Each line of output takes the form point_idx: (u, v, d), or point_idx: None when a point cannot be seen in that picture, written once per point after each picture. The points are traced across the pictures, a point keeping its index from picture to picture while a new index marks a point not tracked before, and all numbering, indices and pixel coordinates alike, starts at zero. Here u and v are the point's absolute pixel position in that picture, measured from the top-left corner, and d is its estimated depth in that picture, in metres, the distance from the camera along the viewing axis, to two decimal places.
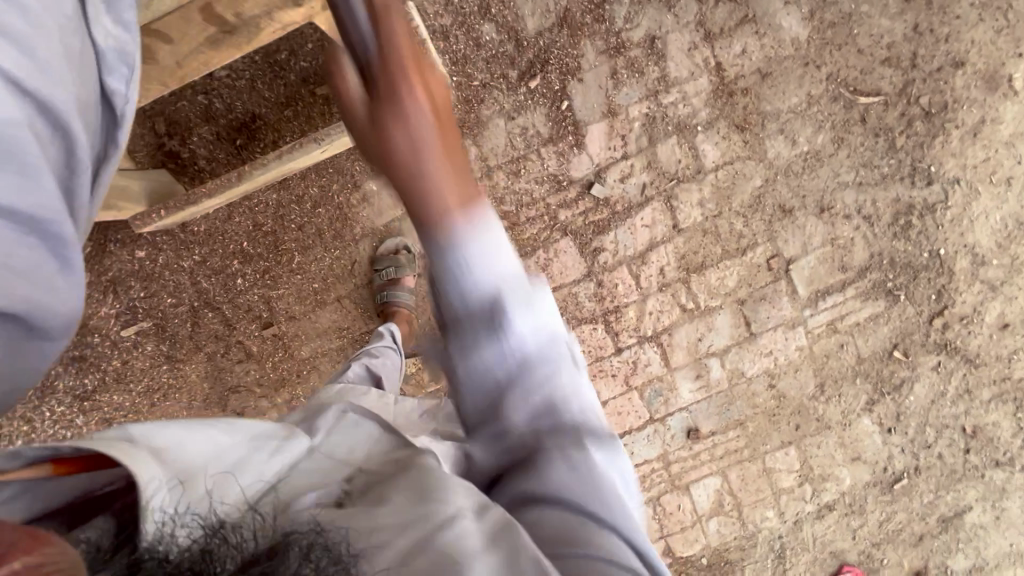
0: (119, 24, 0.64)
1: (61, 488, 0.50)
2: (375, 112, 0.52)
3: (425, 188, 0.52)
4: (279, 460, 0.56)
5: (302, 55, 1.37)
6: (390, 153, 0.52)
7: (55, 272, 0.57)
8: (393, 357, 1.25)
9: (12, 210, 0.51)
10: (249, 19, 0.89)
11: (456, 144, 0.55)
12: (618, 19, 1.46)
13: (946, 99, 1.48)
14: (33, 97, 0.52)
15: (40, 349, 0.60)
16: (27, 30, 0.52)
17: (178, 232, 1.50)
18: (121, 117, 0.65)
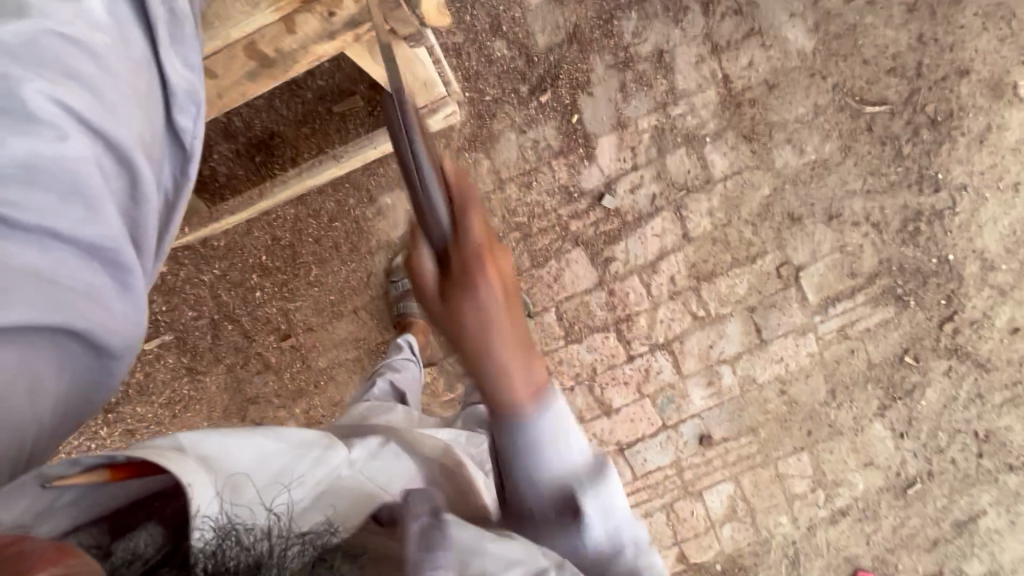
0: (186, 66, 0.67)
1: (113, 497, 0.52)
2: (454, 297, 0.68)
3: (496, 368, 0.68)
4: (319, 470, 0.63)
5: (319, 75, 1.43)
6: (469, 342, 0.68)
7: (118, 298, 0.59)
8: (413, 370, 1.27)
9: (76, 238, 0.55)
10: (288, 53, 0.93)
11: (519, 325, 0.71)
12: (626, 34, 1.49)
13: (951, 107, 1.50)
14: (101, 135, 0.58)
15: (105, 369, 0.61)
16: (95, 73, 0.58)
17: (199, 247, 1.54)
18: (189, 149, 0.68)
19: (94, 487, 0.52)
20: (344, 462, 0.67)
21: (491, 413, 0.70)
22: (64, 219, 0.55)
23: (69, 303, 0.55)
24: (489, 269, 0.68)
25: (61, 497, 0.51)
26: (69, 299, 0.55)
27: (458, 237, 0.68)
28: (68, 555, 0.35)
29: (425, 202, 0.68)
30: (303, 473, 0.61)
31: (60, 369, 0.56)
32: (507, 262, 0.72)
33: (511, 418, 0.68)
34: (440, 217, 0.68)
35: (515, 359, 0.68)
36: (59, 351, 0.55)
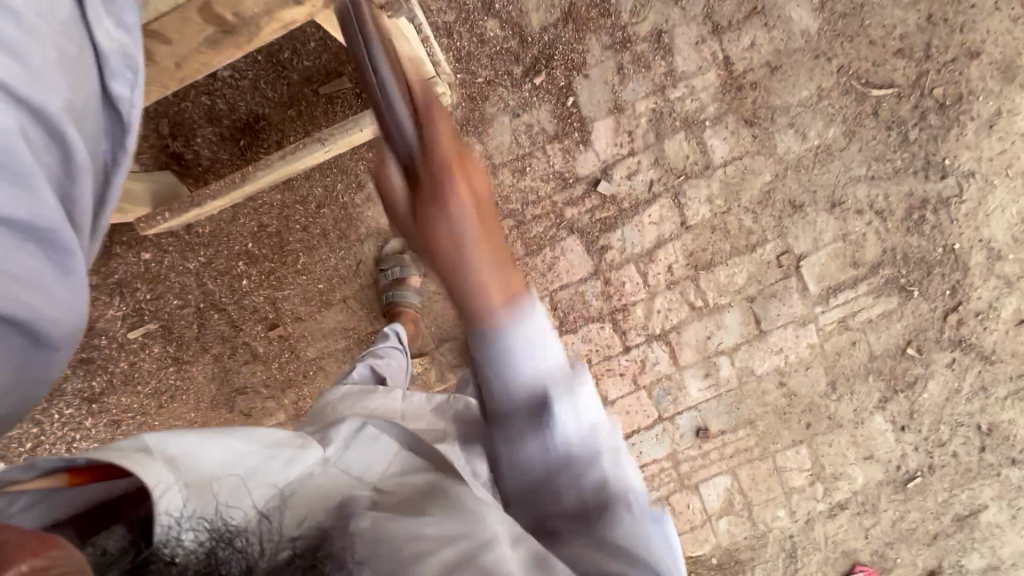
0: (118, 26, 0.61)
1: (71, 501, 0.49)
2: (421, 194, 0.60)
3: (472, 281, 0.59)
4: (294, 471, 0.59)
5: (305, 54, 1.36)
6: (443, 257, 0.60)
7: (54, 282, 0.55)
8: (399, 358, 1.24)
9: (10, 220, 0.50)
10: (249, 19, 0.87)
11: (496, 237, 0.62)
12: (624, 13, 1.43)
13: (960, 91, 1.45)
14: (27, 103, 0.51)
15: (44, 363, 0.57)
16: (16, 32, 0.50)
17: (183, 234, 1.49)
18: (128, 120, 0.62)
19: (51, 490, 0.49)
20: (319, 462, 0.62)
21: (462, 320, 0.61)
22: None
23: (2, 294, 0.49)
24: (461, 185, 0.60)
25: (16, 502, 0.49)
26: (8, 287, 0.50)
27: (423, 128, 0.62)
28: (50, 548, 0.31)
29: (384, 107, 0.62)
30: (273, 473, 0.58)
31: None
32: (482, 175, 0.64)
33: (484, 330, 0.59)
34: (401, 117, 0.61)
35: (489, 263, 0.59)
36: None
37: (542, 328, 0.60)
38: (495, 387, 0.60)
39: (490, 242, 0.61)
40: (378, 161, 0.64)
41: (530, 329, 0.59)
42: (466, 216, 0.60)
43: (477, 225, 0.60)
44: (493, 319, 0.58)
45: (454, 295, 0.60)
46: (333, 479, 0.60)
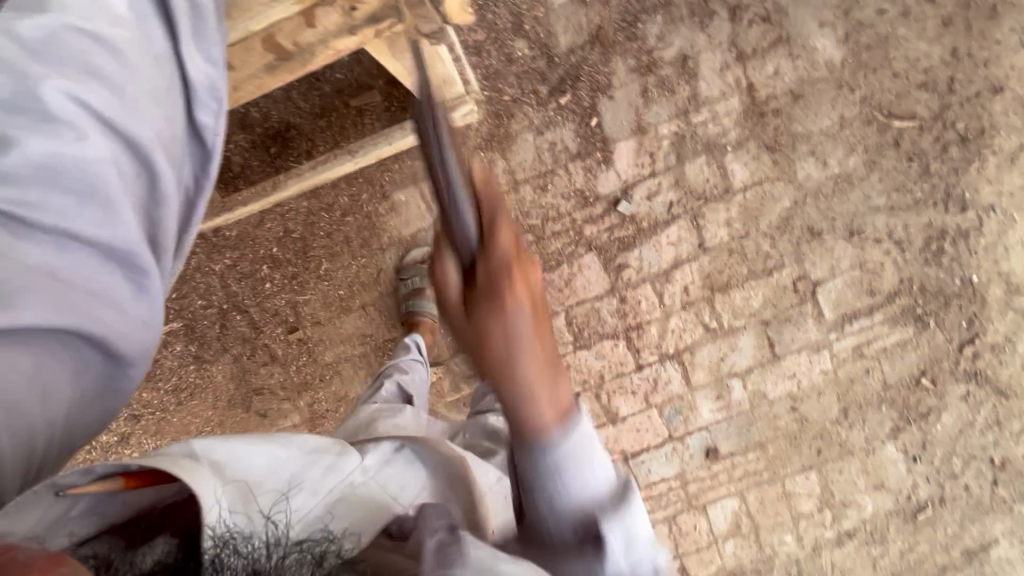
0: (208, 61, 0.64)
1: (126, 503, 0.52)
2: (477, 316, 0.66)
3: (522, 392, 0.66)
4: (331, 478, 0.62)
5: (338, 66, 1.41)
6: (493, 358, 0.66)
7: (133, 303, 0.58)
8: (421, 372, 1.26)
9: (94, 240, 0.54)
10: (306, 47, 0.92)
11: (546, 340, 0.69)
12: (650, 37, 1.46)
13: (983, 125, 1.46)
14: (120, 133, 0.56)
15: (122, 375, 0.59)
16: (117, 70, 0.57)
17: (212, 237, 1.55)
18: (212, 149, 0.65)
19: (109, 493, 0.51)
20: (357, 468, 0.66)
21: (513, 435, 0.69)
22: (82, 222, 0.53)
23: (80, 302, 0.53)
24: (518, 285, 0.65)
25: (74, 507, 0.50)
26: (78, 300, 0.53)
27: (486, 241, 0.66)
28: (57, 564, 0.33)
29: (452, 214, 0.65)
30: (311, 481, 0.60)
31: (76, 374, 0.55)
32: (536, 273, 0.69)
33: (533, 447, 0.67)
34: (467, 226, 0.66)
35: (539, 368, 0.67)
36: (73, 361, 0.54)
37: (581, 449, 0.67)
38: (529, 470, 0.67)
39: (546, 377, 0.68)
40: (437, 254, 0.70)
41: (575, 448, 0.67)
42: (519, 328, 0.66)
43: (530, 325, 0.67)
44: (544, 432, 0.66)
45: (510, 411, 0.68)
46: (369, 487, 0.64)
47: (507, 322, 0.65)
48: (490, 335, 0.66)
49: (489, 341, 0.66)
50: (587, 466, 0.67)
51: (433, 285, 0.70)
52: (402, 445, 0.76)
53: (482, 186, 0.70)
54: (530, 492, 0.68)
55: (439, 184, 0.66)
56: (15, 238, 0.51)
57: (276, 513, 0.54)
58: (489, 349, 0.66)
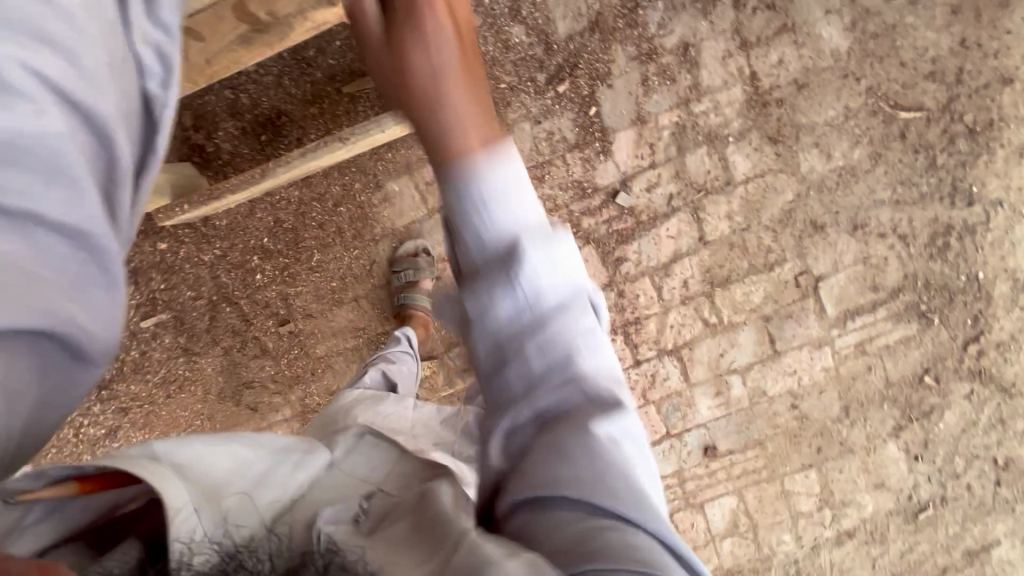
0: (157, 26, 0.57)
1: (84, 507, 0.49)
2: (398, 41, 0.56)
3: (447, 117, 0.54)
4: (299, 475, 0.58)
5: (330, 53, 1.36)
6: (413, 95, 0.55)
7: (95, 288, 0.54)
8: (409, 363, 1.23)
9: (61, 224, 0.50)
10: (282, 18, 0.90)
11: (476, 83, 0.57)
12: (651, 24, 1.42)
13: (991, 118, 1.42)
14: (81, 109, 0.50)
15: (82, 372, 0.57)
16: (69, 35, 0.49)
17: (200, 226, 1.50)
18: (161, 123, 0.59)
19: (62, 498, 0.49)
20: (324, 467, 0.62)
21: (434, 163, 0.54)
22: (44, 206, 0.48)
23: (48, 299, 0.49)
24: (439, 4, 0.56)
25: (28, 515, 0.48)
26: (48, 296, 0.49)
27: (398, 11, 0.57)
28: None
29: None
30: (282, 478, 0.57)
31: (40, 374, 0.52)
32: (467, 14, 0.60)
33: (457, 166, 0.52)
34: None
35: (468, 114, 0.54)
36: (32, 355, 0.50)
37: (515, 176, 0.52)
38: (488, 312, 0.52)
39: (479, 127, 0.54)
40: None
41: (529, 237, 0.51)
42: (446, 47, 0.56)
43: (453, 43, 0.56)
44: (468, 153, 0.52)
45: (427, 138, 0.55)
46: (335, 481, 0.61)
47: (432, 53, 0.55)
48: (411, 58, 0.55)
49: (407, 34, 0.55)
50: (516, 203, 0.51)
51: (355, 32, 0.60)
52: (361, 433, 0.71)
53: None
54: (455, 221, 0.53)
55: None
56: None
57: (259, 512, 0.52)
58: (410, 59, 0.55)
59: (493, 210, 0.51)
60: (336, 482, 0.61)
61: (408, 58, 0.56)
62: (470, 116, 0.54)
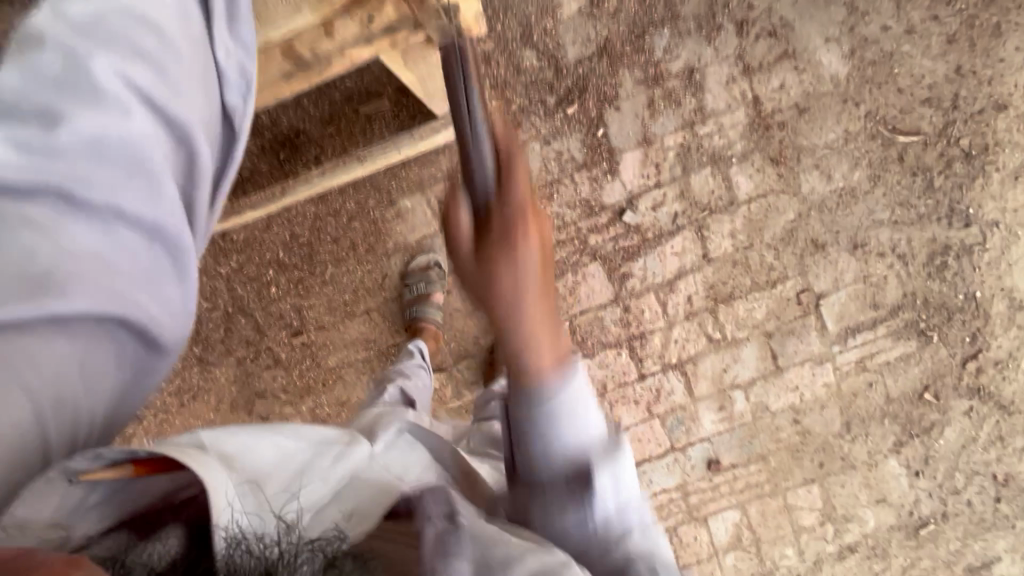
0: (237, 43, 0.73)
1: (142, 492, 0.55)
2: (489, 254, 0.66)
3: (524, 333, 0.67)
4: (339, 467, 0.64)
5: (348, 76, 1.35)
6: (504, 304, 0.67)
7: (166, 277, 0.65)
8: (423, 377, 1.26)
9: (138, 217, 0.62)
10: (322, 55, 0.94)
11: (549, 294, 0.70)
12: (657, 50, 1.47)
13: (987, 142, 1.46)
14: (162, 111, 0.64)
15: (156, 361, 0.67)
16: (159, 51, 0.64)
17: (219, 240, 1.56)
18: (239, 129, 0.74)
19: (121, 481, 0.55)
20: (364, 457, 0.68)
21: (511, 370, 0.70)
22: (128, 196, 0.61)
23: (123, 285, 0.61)
24: (532, 229, 0.66)
25: (91, 494, 0.53)
26: (123, 281, 0.61)
27: (504, 183, 0.66)
28: (74, 566, 0.33)
29: (470, 144, 0.65)
30: (323, 469, 0.63)
31: (117, 360, 0.63)
32: (548, 223, 0.70)
33: (532, 377, 0.68)
34: (485, 156, 0.65)
35: (540, 316, 0.68)
36: (112, 336, 0.61)
37: (579, 391, 0.69)
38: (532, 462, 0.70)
39: (548, 327, 0.69)
40: (450, 198, 0.70)
41: (574, 388, 0.69)
42: (532, 270, 0.67)
43: (540, 272, 0.67)
44: (541, 376, 0.68)
45: (509, 334, 0.68)
46: (376, 476, 0.66)
47: (523, 258, 0.66)
48: (502, 276, 0.66)
49: (499, 268, 0.65)
50: (582, 414, 0.69)
51: (444, 224, 0.69)
52: (400, 429, 0.80)
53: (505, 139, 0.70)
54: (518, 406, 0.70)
55: (462, 123, 0.65)
56: (74, 212, 0.59)
57: (287, 512, 0.56)
58: (496, 308, 0.67)
59: (557, 418, 0.68)
60: (371, 470, 0.67)
61: (497, 268, 0.66)
62: (543, 313, 0.68)
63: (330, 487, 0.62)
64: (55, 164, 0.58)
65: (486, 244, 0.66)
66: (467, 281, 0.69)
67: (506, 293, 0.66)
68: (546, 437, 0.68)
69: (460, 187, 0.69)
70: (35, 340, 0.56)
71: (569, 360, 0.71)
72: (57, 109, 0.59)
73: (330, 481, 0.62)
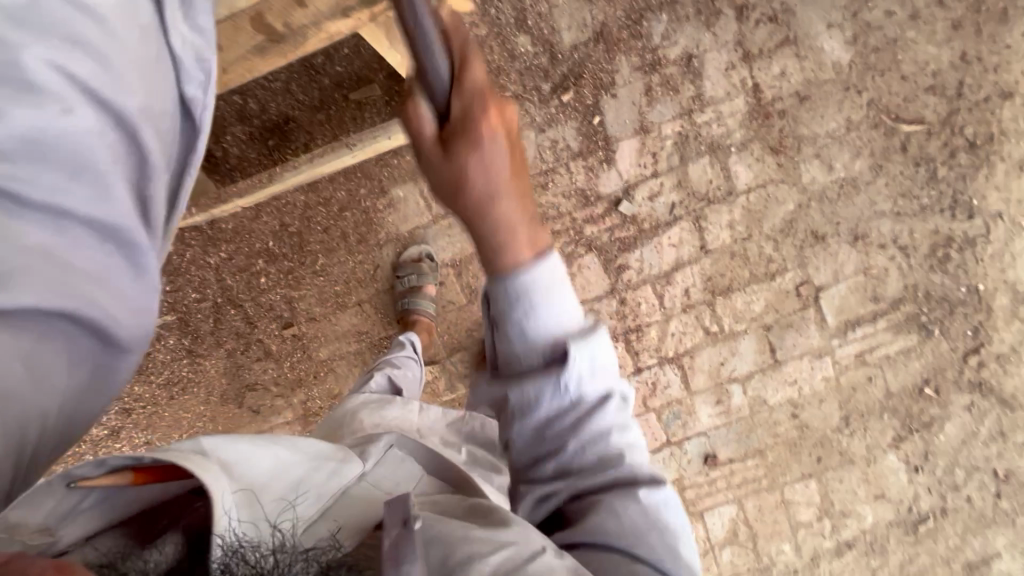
0: (194, 29, 0.67)
1: (133, 501, 0.51)
2: (451, 148, 0.64)
3: (495, 230, 0.66)
4: (334, 483, 0.62)
5: (337, 60, 1.38)
6: (470, 199, 0.65)
7: (124, 277, 0.64)
8: (413, 369, 1.24)
9: (88, 217, 0.60)
10: (298, 29, 0.91)
11: (520, 191, 0.67)
12: (655, 36, 1.44)
13: (992, 131, 1.43)
14: (108, 108, 0.60)
15: (121, 356, 0.65)
16: (102, 40, 0.59)
17: (207, 229, 1.52)
18: (200, 123, 0.70)
19: (113, 489, 0.50)
20: (356, 476, 0.66)
21: (486, 266, 0.68)
22: (73, 199, 0.58)
23: (76, 283, 0.59)
24: (493, 120, 0.64)
25: (84, 499, 0.49)
26: (74, 280, 0.59)
27: (461, 75, 0.63)
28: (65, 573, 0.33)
29: (421, 44, 0.59)
30: (315, 487, 0.60)
31: (75, 360, 0.61)
32: (510, 110, 0.66)
33: (504, 272, 0.66)
34: (439, 64, 0.60)
35: (512, 210, 0.66)
36: (69, 336, 0.59)
37: (552, 276, 0.66)
38: (523, 440, 0.68)
39: (524, 232, 0.67)
40: (410, 99, 0.65)
41: (550, 291, 0.66)
42: (497, 160, 0.65)
43: (505, 167, 0.65)
44: (514, 259, 0.66)
45: (481, 234, 0.66)
46: (366, 493, 0.65)
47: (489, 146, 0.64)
48: (472, 174, 0.64)
49: (466, 157, 0.63)
50: (556, 297, 0.66)
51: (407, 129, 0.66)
52: (389, 445, 0.74)
53: (458, 37, 0.64)
54: (507, 338, 0.67)
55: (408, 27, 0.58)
56: (16, 215, 0.56)
57: (282, 521, 0.54)
58: (463, 197, 0.65)
59: (542, 322, 0.65)
60: (359, 492, 0.64)
61: (464, 160, 0.64)
62: (516, 222, 0.66)
63: (320, 505, 0.60)
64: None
65: (448, 151, 0.64)
66: (435, 185, 0.67)
67: (476, 198, 0.65)
68: (524, 319, 0.65)
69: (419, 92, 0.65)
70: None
71: (546, 252, 0.67)
72: None
73: (321, 498, 0.60)
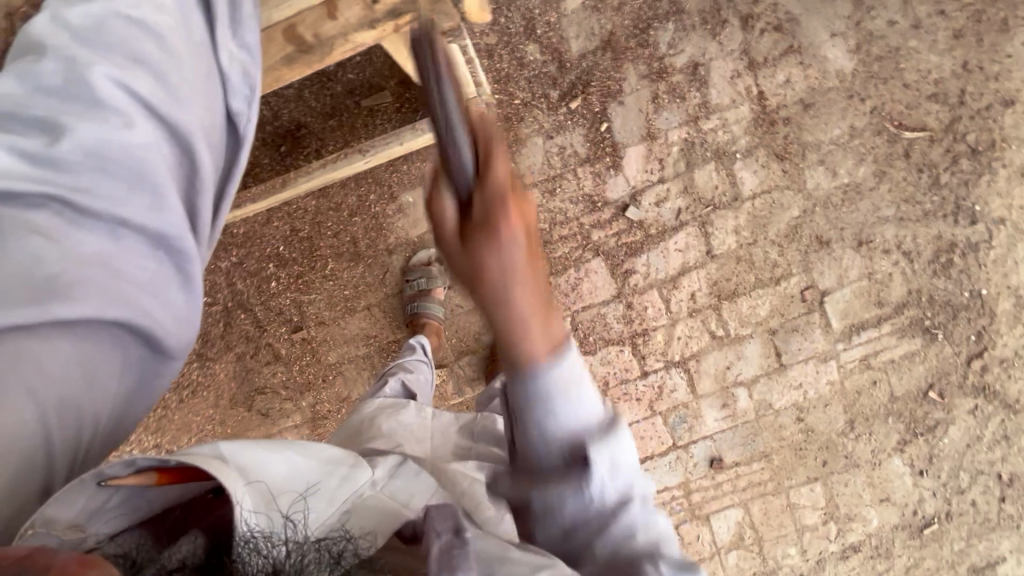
0: (242, 47, 0.73)
1: (156, 501, 0.53)
2: (470, 242, 0.55)
3: (514, 332, 0.57)
4: (347, 488, 0.62)
5: (350, 67, 1.40)
6: (487, 294, 0.56)
7: (173, 287, 0.66)
8: (425, 373, 1.25)
9: (143, 226, 0.63)
10: (326, 40, 0.93)
11: (541, 280, 0.59)
12: (661, 44, 1.46)
13: (993, 138, 1.45)
14: (163, 119, 0.64)
15: (163, 364, 0.67)
16: (160, 57, 0.65)
17: (218, 234, 1.54)
18: (243, 134, 0.73)
19: (139, 488, 0.51)
20: (368, 481, 0.65)
21: (506, 364, 0.60)
22: (130, 208, 0.62)
23: (125, 289, 0.61)
24: (514, 219, 0.55)
25: (111, 499, 0.51)
26: (125, 288, 0.61)
27: (483, 171, 0.56)
28: (88, 566, 0.35)
29: (447, 140, 0.56)
30: (328, 487, 0.60)
31: (122, 368, 0.63)
32: (532, 203, 0.57)
33: (524, 377, 0.59)
34: (464, 157, 0.55)
35: (531, 314, 0.57)
36: (116, 345, 0.62)
37: (576, 376, 0.60)
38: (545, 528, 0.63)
39: (544, 332, 0.58)
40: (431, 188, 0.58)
41: (570, 386, 0.59)
42: (518, 259, 0.56)
43: (526, 262, 0.56)
44: (533, 360, 0.58)
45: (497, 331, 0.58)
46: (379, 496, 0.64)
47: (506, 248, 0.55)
48: (489, 270, 0.55)
49: (483, 250, 0.55)
50: (582, 402, 0.60)
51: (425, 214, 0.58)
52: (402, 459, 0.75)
53: (481, 122, 0.60)
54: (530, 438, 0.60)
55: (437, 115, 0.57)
56: (72, 223, 0.59)
57: (294, 512, 0.55)
58: (480, 293, 0.57)
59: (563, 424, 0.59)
60: (375, 500, 0.64)
61: (481, 259, 0.55)
62: (535, 320, 0.57)
63: (337, 509, 0.59)
64: (60, 175, 0.59)
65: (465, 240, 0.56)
66: (455, 275, 0.59)
67: (492, 291, 0.56)
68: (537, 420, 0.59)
69: (439, 174, 0.58)
70: (40, 340, 0.56)
71: (567, 351, 0.60)
72: (56, 121, 0.60)
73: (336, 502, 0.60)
